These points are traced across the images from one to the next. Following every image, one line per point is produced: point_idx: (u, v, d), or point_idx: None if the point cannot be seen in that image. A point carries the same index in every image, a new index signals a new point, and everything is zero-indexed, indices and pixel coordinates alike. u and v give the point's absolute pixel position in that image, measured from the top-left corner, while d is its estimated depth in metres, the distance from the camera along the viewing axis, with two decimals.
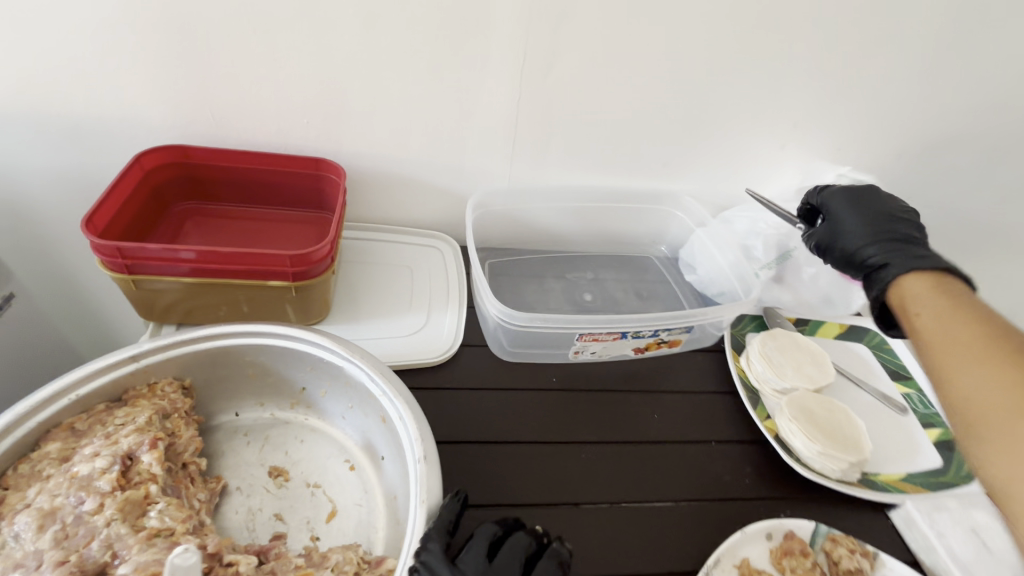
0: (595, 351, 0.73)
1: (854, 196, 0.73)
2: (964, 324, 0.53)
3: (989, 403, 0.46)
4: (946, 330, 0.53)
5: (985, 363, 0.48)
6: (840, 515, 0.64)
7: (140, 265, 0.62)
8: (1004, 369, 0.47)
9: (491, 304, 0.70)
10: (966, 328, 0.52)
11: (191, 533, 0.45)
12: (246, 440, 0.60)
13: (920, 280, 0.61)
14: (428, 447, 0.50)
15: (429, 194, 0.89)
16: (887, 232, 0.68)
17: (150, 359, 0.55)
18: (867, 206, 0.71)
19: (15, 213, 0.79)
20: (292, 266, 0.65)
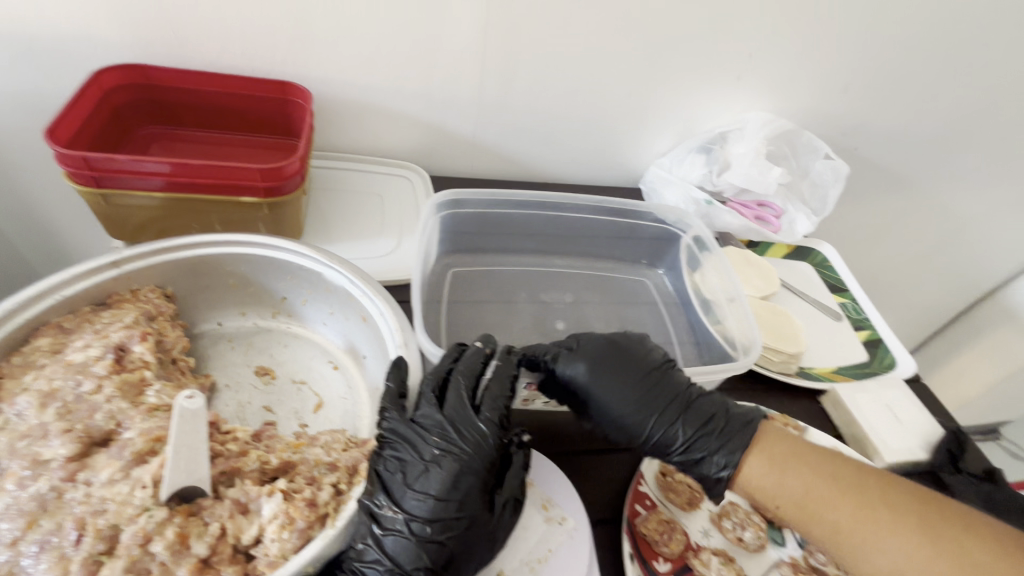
0: (548, 397, 0.62)
1: (599, 354, 0.57)
2: (788, 457, 0.53)
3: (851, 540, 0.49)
4: (786, 480, 0.52)
5: (844, 505, 0.50)
6: (778, 401, 0.71)
7: (109, 179, 0.62)
8: (865, 506, 0.49)
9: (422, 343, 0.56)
10: (803, 463, 0.52)
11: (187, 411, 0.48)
12: (231, 344, 0.63)
13: (758, 465, 0.53)
14: (407, 334, 0.54)
15: (399, 122, 0.90)
16: (660, 401, 0.55)
17: (131, 265, 0.57)
18: (626, 373, 0.57)
19: None
20: (263, 181, 0.66)
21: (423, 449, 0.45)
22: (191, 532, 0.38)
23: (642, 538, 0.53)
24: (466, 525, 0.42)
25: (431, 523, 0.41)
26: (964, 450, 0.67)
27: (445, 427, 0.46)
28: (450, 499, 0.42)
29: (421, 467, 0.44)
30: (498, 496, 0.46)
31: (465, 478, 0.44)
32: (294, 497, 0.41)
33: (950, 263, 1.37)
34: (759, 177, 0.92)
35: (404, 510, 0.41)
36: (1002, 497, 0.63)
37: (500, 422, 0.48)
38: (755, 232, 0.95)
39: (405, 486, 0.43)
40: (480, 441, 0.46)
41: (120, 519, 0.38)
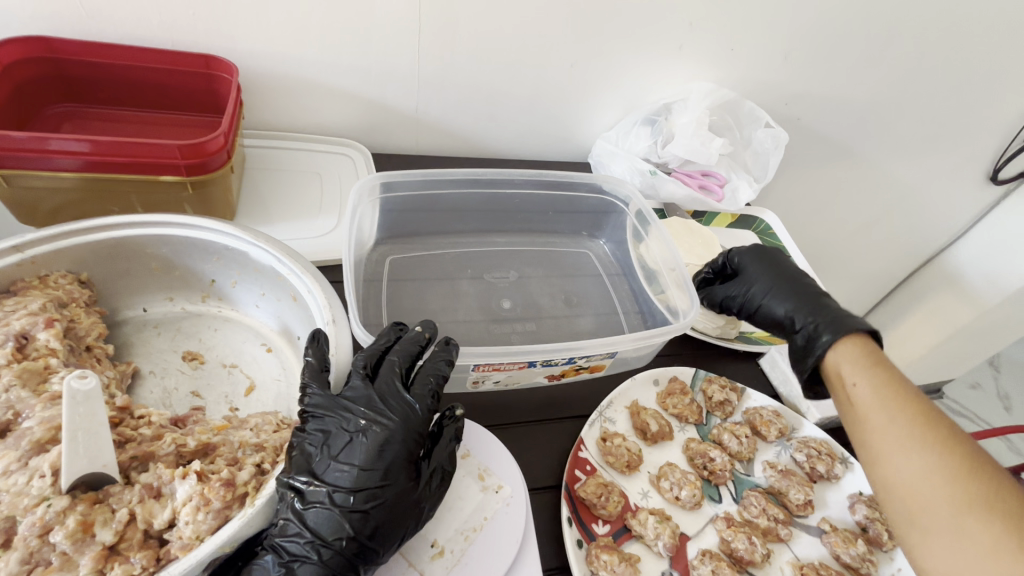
0: (498, 380, 0.61)
1: (766, 268, 0.66)
2: (892, 381, 0.52)
3: (880, 438, 0.50)
4: (860, 386, 0.53)
5: (895, 417, 0.50)
6: (718, 364, 0.73)
7: (8, 159, 0.57)
8: (917, 430, 0.48)
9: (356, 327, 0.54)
10: (888, 386, 0.52)
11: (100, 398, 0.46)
12: (157, 331, 0.61)
13: (841, 356, 0.56)
14: (337, 311, 0.53)
15: (337, 98, 0.87)
16: (792, 283, 0.64)
17: (36, 250, 0.53)
18: (777, 268, 0.66)
19: None
20: (183, 159, 0.63)
21: (348, 422, 0.44)
22: (96, 519, 0.37)
23: (582, 503, 0.54)
24: (390, 496, 0.41)
25: (354, 494, 0.41)
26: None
27: (373, 399, 0.45)
28: (373, 469, 0.42)
29: (346, 441, 0.43)
30: (424, 468, 0.45)
31: (391, 447, 0.43)
32: (209, 478, 0.40)
33: (892, 230, 1.42)
34: (701, 147, 0.92)
35: (325, 483, 0.41)
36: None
37: (428, 393, 0.47)
38: (698, 202, 0.96)
39: (329, 459, 0.42)
40: (405, 412, 0.45)
41: (15, 510, 0.36)
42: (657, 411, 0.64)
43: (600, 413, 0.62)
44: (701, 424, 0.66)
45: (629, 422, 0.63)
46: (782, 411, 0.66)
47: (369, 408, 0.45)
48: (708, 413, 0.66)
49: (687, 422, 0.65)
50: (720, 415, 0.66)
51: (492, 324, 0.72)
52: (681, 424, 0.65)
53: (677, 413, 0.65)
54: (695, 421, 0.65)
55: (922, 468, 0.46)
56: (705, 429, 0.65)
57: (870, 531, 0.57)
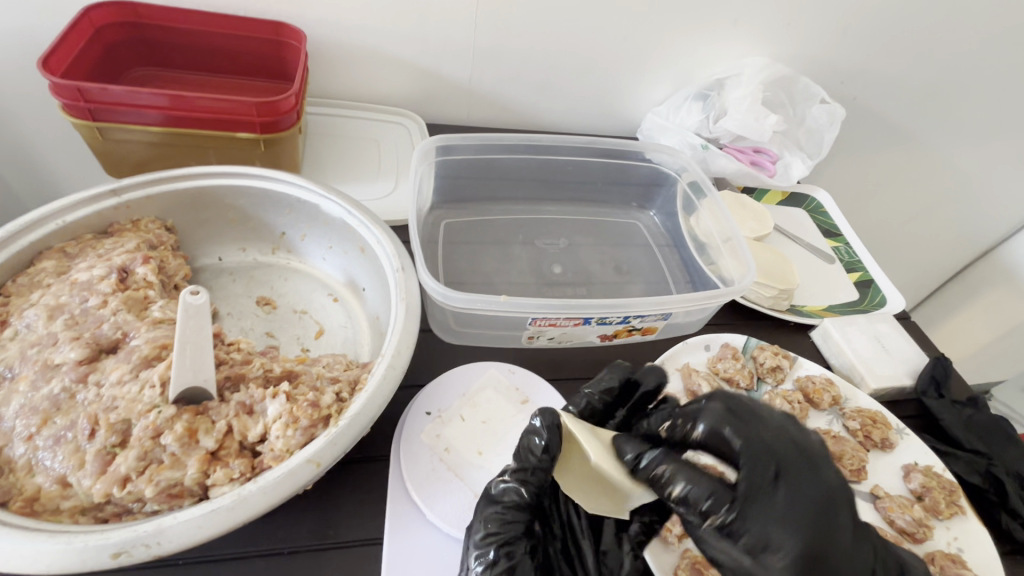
0: (553, 336, 0.62)
1: None
2: None
3: None
4: None
5: None
6: (769, 333, 0.73)
7: (105, 111, 0.62)
8: None
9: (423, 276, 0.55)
10: None
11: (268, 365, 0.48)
12: (233, 277, 0.64)
13: None
14: (405, 260, 0.56)
15: (395, 66, 0.89)
16: None
17: (131, 195, 0.58)
18: None
19: None
20: (258, 115, 0.66)
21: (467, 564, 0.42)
22: (200, 427, 0.40)
23: None
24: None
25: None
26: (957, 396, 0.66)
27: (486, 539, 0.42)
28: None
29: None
30: (713, 504, 0.39)
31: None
32: (297, 399, 0.43)
33: (949, 217, 1.37)
34: (754, 123, 0.91)
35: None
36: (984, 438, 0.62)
37: (519, 509, 0.44)
38: (750, 177, 0.95)
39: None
40: (511, 536, 0.43)
41: (131, 413, 0.39)
42: (708, 374, 0.65)
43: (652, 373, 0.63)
44: (752, 389, 0.66)
45: (681, 383, 0.64)
46: (835, 380, 0.66)
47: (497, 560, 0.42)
48: (759, 379, 0.66)
49: (738, 387, 0.65)
50: (772, 381, 0.66)
51: (543, 288, 0.74)
52: (731, 389, 0.66)
53: (728, 377, 0.65)
54: (747, 386, 0.65)
55: None
56: (756, 394, 0.66)
57: (927, 499, 0.56)
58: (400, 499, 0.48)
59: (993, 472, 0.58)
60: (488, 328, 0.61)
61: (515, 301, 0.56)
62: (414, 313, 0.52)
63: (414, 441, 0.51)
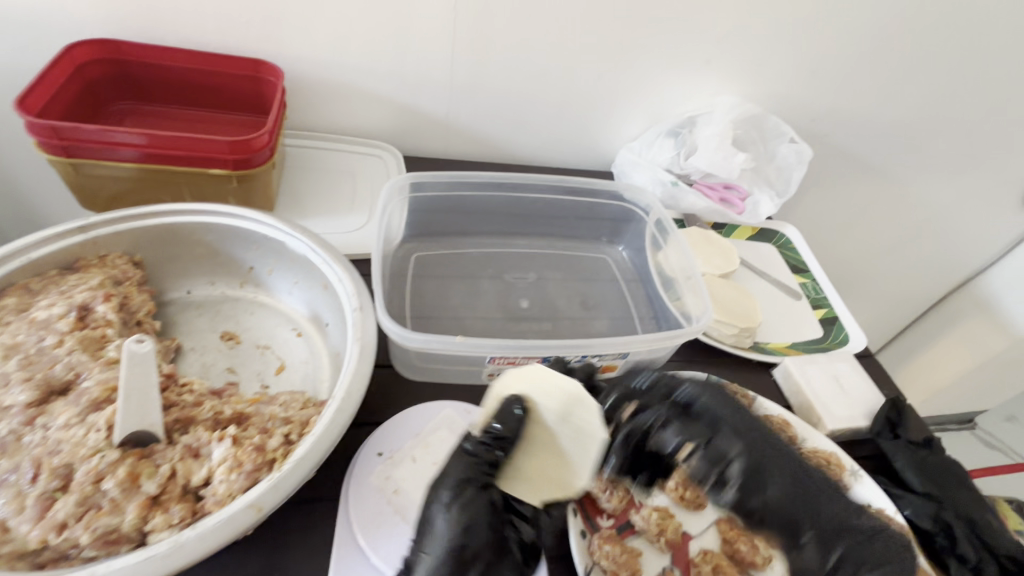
0: None
1: None
2: None
3: None
4: None
5: None
6: (731, 371, 0.74)
7: (78, 148, 0.63)
8: None
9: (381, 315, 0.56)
10: None
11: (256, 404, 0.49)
12: (199, 311, 0.65)
13: None
14: (364, 299, 0.57)
15: (373, 102, 0.91)
16: None
17: (99, 232, 0.59)
18: None
19: None
20: (231, 153, 0.67)
21: (435, 511, 0.48)
22: (142, 471, 0.41)
23: (589, 497, 0.57)
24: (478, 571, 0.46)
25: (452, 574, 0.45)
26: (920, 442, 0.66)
27: (454, 484, 0.49)
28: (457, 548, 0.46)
29: (435, 518, 0.47)
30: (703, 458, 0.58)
31: (470, 528, 0.47)
32: (243, 443, 0.44)
33: (923, 250, 1.39)
34: (723, 161, 0.94)
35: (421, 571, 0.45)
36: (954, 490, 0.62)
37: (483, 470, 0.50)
38: (719, 213, 0.96)
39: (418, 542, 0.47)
40: (474, 487, 0.49)
41: (74, 458, 0.40)
42: None
43: None
44: None
45: None
46: (792, 420, 0.67)
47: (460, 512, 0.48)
48: None
49: None
50: None
51: (510, 323, 0.75)
52: None
53: None
54: None
55: None
56: None
57: (877, 543, 0.57)
58: (346, 543, 0.49)
59: (942, 517, 0.59)
60: (448, 365, 0.62)
61: (471, 340, 0.57)
62: (369, 354, 0.53)
63: (364, 483, 0.52)
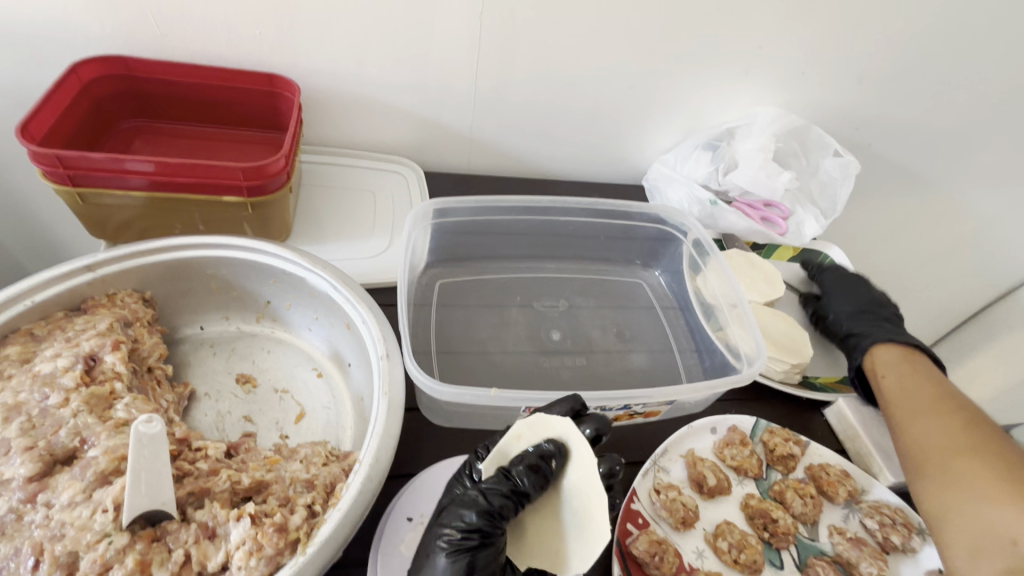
0: None
1: None
2: (939, 402, 0.61)
3: (949, 470, 0.54)
4: (913, 396, 0.62)
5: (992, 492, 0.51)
6: (780, 411, 0.68)
7: (85, 177, 0.59)
8: (968, 453, 0.54)
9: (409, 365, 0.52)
10: (939, 406, 0.60)
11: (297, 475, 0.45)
12: (213, 351, 0.61)
13: None
14: (391, 344, 0.53)
15: (393, 115, 0.86)
16: None
17: (107, 270, 0.55)
18: None
19: None
20: (245, 180, 0.63)
21: (433, 560, 0.42)
22: (153, 559, 0.37)
23: (633, 561, 0.52)
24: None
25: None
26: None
27: (460, 527, 0.43)
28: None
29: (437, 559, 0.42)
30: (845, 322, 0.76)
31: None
32: (263, 521, 0.39)
33: (966, 262, 1.32)
34: (765, 179, 0.87)
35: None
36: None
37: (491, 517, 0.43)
38: (761, 233, 0.89)
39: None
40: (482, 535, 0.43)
41: (78, 545, 0.36)
42: (713, 463, 0.61)
43: (654, 461, 0.59)
44: (761, 478, 0.61)
45: (684, 472, 0.60)
46: (851, 470, 0.61)
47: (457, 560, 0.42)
48: (768, 466, 0.62)
49: (746, 475, 0.61)
50: (782, 470, 0.62)
51: (542, 357, 0.70)
52: (738, 477, 0.61)
53: (735, 465, 0.61)
54: (755, 475, 0.61)
55: (936, 428, 0.58)
56: (765, 484, 0.61)
57: None
58: None
59: None
60: (478, 413, 0.57)
61: (506, 394, 0.51)
62: (397, 410, 0.48)
63: (393, 551, 0.47)
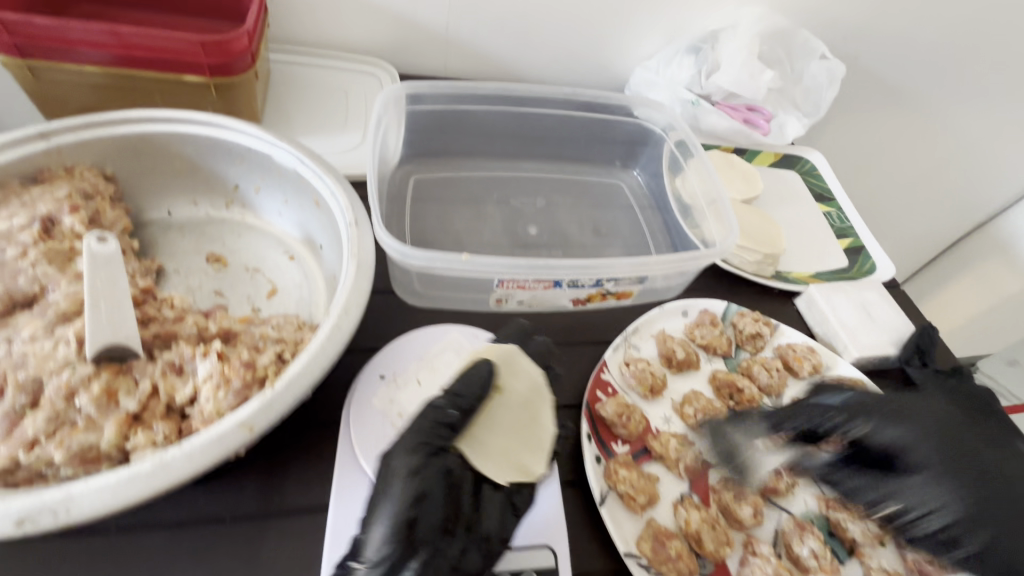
0: (522, 300, 0.59)
1: None
2: None
3: None
4: None
5: None
6: (751, 300, 0.70)
7: (33, 48, 0.56)
8: None
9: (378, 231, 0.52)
10: None
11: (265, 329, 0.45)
12: (181, 233, 0.60)
13: None
14: (359, 213, 0.52)
15: (364, 9, 0.82)
16: None
17: (62, 139, 0.53)
18: None
19: None
20: (206, 57, 0.60)
21: (387, 487, 0.40)
22: (120, 388, 0.37)
23: (602, 422, 0.53)
24: (433, 559, 0.39)
25: (406, 560, 0.38)
26: (818, 410, 0.53)
27: (403, 450, 0.42)
28: (410, 522, 0.38)
29: (388, 495, 0.40)
30: None
31: (426, 505, 0.40)
32: (230, 359, 0.40)
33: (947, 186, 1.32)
34: (748, 79, 0.85)
35: (370, 556, 0.37)
36: (934, 458, 0.49)
37: (445, 426, 0.43)
38: (742, 135, 0.89)
39: (369, 521, 0.39)
40: (427, 450, 0.42)
41: (42, 371, 0.36)
42: (684, 340, 0.62)
43: (625, 339, 0.60)
44: (730, 356, 0.63)
45: (655, 349, 0.61)
46: (817, 348, 0.63)
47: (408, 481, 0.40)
48: (737, 346, 0.64)
49: (715, 353, 0.62)
50: (750, 349, 0.63)
51: (517, 250, 0.70)
52: (708, 356, 0.63)
53: (705, 344, 0.62)
54: (724, 353, 0.62)
55: None
56: (733, 362, 0.63)
57: None
58: (348, 465, 0.46)
59: None
60: (452, 289, 0.58)
61: (477, 259, 0.52)
62: (368, 271, 0.48)
63: (366, 405, 0.49)
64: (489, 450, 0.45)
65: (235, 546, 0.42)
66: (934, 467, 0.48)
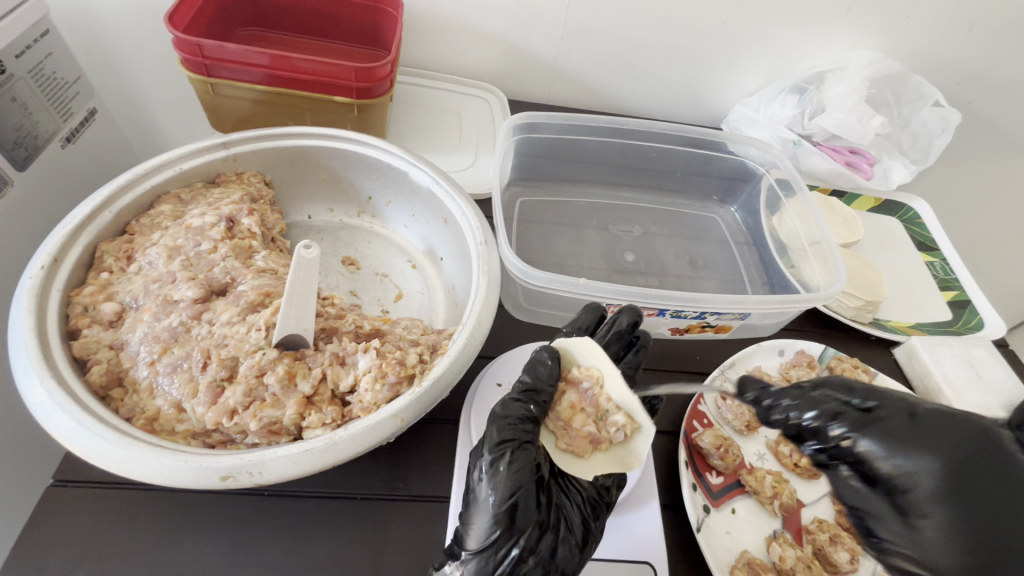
0: None
1: None
2: None
3: None
4: None
5: None
6: (848, 346, 0.70)
7: (217, 67, 0.65)
8: None
9: (505, 250, 0.57)
10: None
11: (404, 331, 0.51)
12: (320, 237, 0.68)
13: None
14: (488, 234, 0.57)
15: (483, 40, 0.88)
16: None
17: (238, 149, 0.60)
18: None
19: (93, 43, 0.76)
20: (356, 81, 0.67)
21: (478, 485, 0.41)
22: (299, 371, 0.44)
23: (698, 452, 0.55)
24: (529, 555, 0.40)
25: (508, 547, 0.39)
26: (855, 419, 0.38)
27: (490, 447, 0.42)
28: (511, 519, 0.40)
29: (482, 490, 0.41)
30: None
31: (523, 498, 0.40)
32: (386, 356, 0.45)
33: None
34: (856, 123, 0.85)
35: (474, 546, 0.40)
36: (968, 513, 0.34)
37: (527, 421, 0.43)
38: (842, 178, 0.89)
39: (471, 514, 0.41)
40: (515, 445, 0.42)
41: (240, 352, 0.43)
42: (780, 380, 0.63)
43: (722, 372, 0.62)
44: None
45: None
46: None
47: (506, 488, 0.40)
48: None
49: None
50: None
51: (615, 275, 0.73)
52: None
53: None
54: None
55: None
56: None
57: None
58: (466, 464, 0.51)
59: None
60: (560, 308, 0.62)
61: (594, 284, 0.56)
62: (496, 285, 0.53)
63: (485, 409, 0.53)
64: (568, 442, 0.46)
65: (367, 522, 0.47)
66: (939, 515, 0.34)
